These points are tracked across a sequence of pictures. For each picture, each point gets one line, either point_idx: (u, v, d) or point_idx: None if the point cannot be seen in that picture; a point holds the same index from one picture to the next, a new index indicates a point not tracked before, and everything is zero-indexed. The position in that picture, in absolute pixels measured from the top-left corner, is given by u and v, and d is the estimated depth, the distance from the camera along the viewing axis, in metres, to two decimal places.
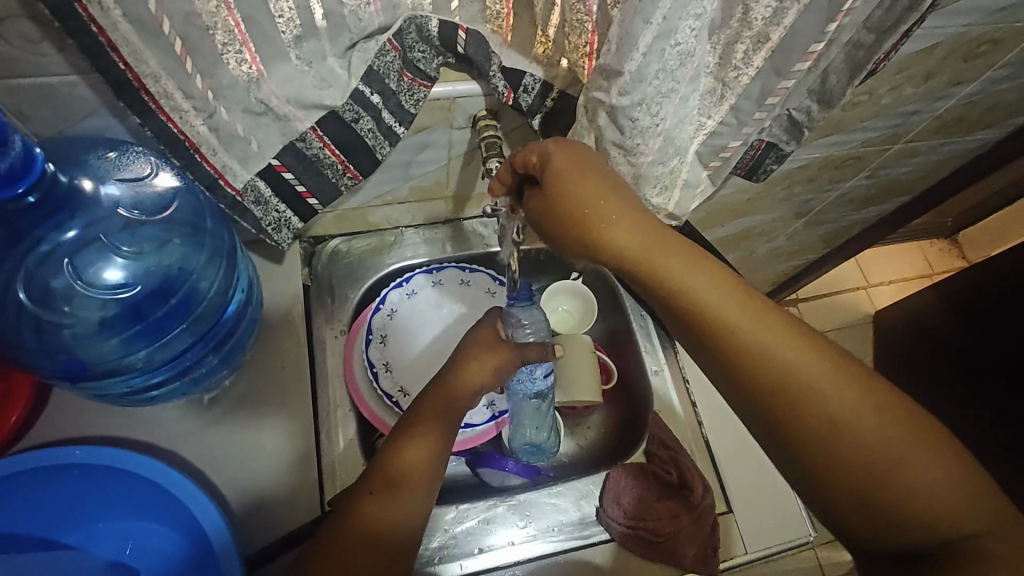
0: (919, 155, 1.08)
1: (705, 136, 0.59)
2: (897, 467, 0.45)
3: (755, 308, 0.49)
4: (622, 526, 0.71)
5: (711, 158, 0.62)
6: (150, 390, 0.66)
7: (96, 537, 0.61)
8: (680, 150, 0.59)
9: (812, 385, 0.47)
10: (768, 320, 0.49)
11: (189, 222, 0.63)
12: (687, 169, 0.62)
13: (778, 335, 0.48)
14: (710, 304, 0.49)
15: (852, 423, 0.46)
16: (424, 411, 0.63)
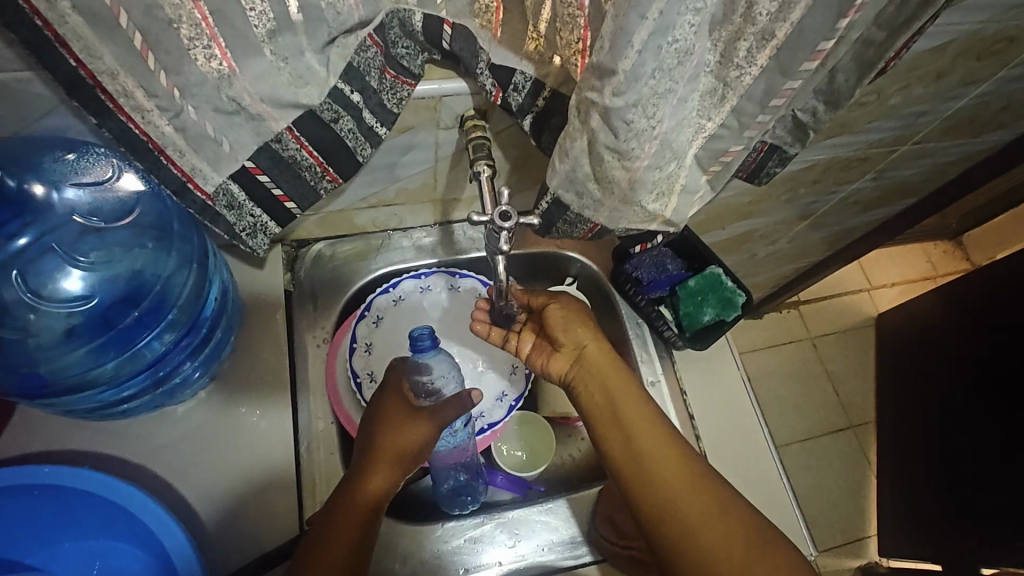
0: (927, 156, 1.05)
1: (704, 139, 0.55)
2: (721, 553, 0.53)
3: (664, 436, 0.59)
4: (616, 547, 0.68)
5: (711, 162, 0.58)
6: (121, 403, 0.62)
7: (61, 558, 0.58)
8: (679, 153, 0.55)
9: (684, 503, 0.55)
10: (673, 449, 0.58)
11: (154, 225, 0.60)
12: (686, 174, 0.58)
13: (654, 427, 0.60)
14: (623, 416, 0.61)
15: (697, 533, 0.54)
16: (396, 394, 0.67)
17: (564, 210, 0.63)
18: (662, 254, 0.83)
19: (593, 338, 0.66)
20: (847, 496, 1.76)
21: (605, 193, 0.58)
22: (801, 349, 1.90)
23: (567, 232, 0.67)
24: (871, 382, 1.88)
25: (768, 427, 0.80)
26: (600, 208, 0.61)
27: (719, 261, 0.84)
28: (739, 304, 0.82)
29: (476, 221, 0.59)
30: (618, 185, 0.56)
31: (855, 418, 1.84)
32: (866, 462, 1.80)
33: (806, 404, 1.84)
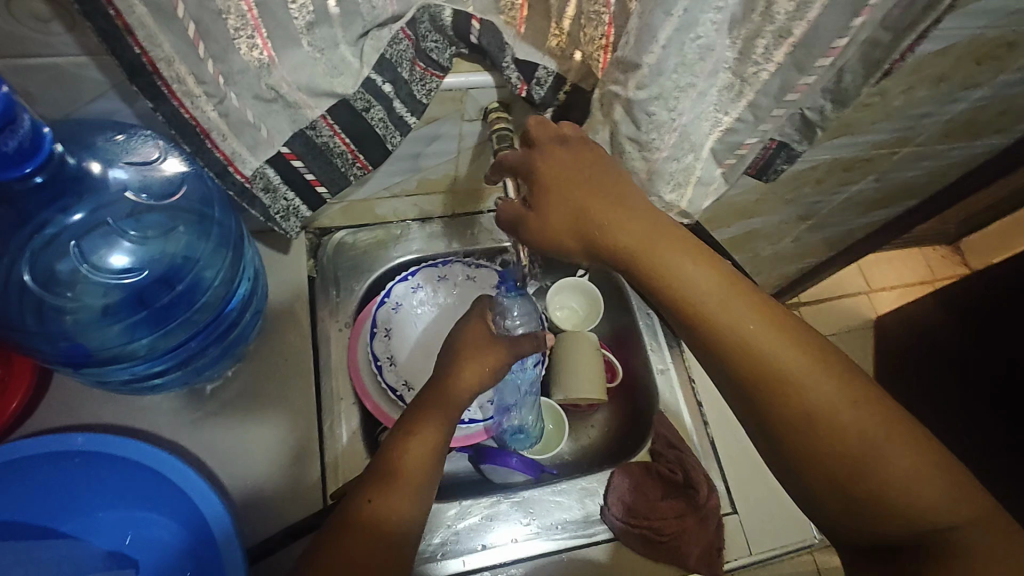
0: (928, 158, 1.08)
1: (720, 133, 0.58)
2: (856, 428, 0.48)
3: (755, 314, 0.51)
4: (626, 525, 0.70)
5: (727, 155, 0.61)
6: (152, 377, 0.65)
7: (96, 526, 0.61)
8: (696, 146, 0.58)
9: (801, 384, 0.49)
10: (767, 325, 0.51)
11: (196, 208, 0.62)
12: (702, 166, 0.61)
13: (751, 316, 0.50)
14: (709, 309, 0.50)
15: (831, 415, 0.49)
16: (427, 408, 0.61)
17: None
18: None
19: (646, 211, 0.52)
20: None
21: None
22: None
23: None
24: None
25: None
26: None
27: None
28: None
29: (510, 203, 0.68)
30: (637, 175, 0.59)
31: None
32: None
33: None
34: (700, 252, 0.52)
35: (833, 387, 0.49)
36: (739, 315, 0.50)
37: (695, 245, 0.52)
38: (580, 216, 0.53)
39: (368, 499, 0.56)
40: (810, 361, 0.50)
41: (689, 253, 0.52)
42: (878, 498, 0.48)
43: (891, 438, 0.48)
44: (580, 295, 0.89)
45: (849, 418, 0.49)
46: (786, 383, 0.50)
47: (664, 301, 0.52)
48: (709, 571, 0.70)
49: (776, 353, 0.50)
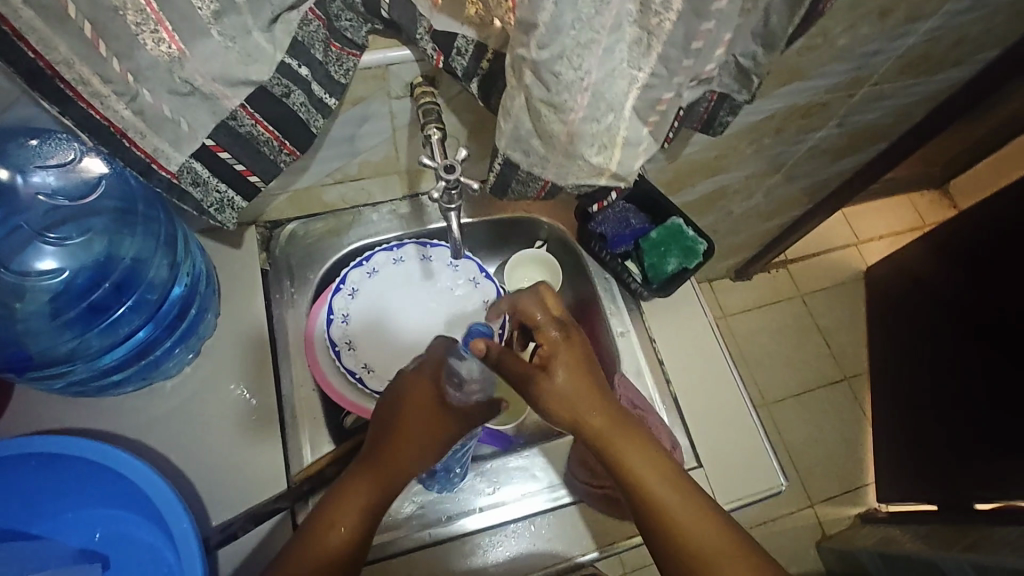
0: (889, 98, 1.06)
1: (637, 92, 0.56)
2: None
3: (672, 480, 0.59)
4: (588, 486, 0.72)
5: (649, 112, 0.58)
6: (111, 373, 0.66)
7: (65, 527, 0.62)
8: (615, 105, 0.56)
9: (697, 524, 0.58)
10: (682, 486, 0.59)
11: (118, 204, 0.64)
12: (626, 126, 0.59)
13: (667, 474, 0.60)
14: (645, 494, 0.59)
15: (718, 555, 0.57)
16: (400, 448, 0.63)
17: (515, 169, 0.64)
18: (626, 208, 0.86)
19: (581, 371, 0.61)
20: (844, 446, 1.76)
21: (549, 148, 0.59)
22: (792, 307, 1.91)
23: (522, 193, 0.68)
24: (863, 334, 1.90)
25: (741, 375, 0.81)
26: (548, 164, 0.62)
27: (680, 211, 0.84)
28: (703, 253, 0.83)
29: (423, 164, 0.58)
30: (559, 139, 0.58)
31: (849, 369, 1.85)
32: (860, 412, 1.81)
33: (799, 359, 1.85)
34: (609, 401, 0.61)
35: (723, 534, 0.58)
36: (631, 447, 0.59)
37: (639, 434, 0.60)
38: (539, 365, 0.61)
39: (332, 530, 0.57)
40: (708, 513, 0.58)
41: (636, 443, 0.60)
42: None
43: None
44: (535, 271, 0.90)
45: (709, 530, 0.58)
46: (684, 525, 0.58)
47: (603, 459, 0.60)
48: None
49: (678, 507, 0.58)
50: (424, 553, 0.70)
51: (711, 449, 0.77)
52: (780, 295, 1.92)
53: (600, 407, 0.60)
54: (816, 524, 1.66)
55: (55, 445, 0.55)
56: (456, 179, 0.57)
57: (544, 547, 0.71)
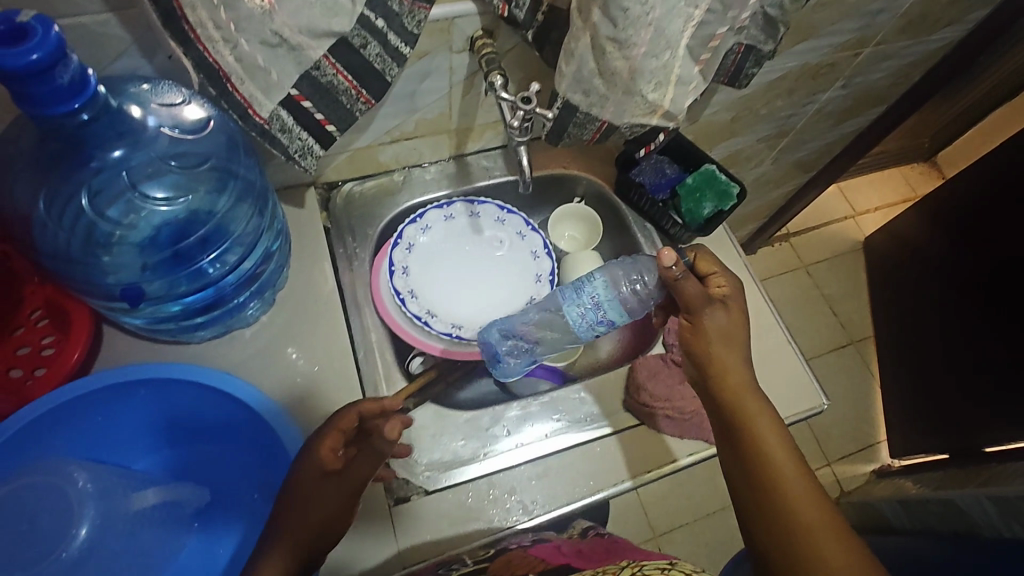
0: (890, 58, 1.13)
1: (692, 29, 0.60)
2: (802, 505, 0.59)
3: (770, 421, 0.66)
4: (650, 408, 0.77)
5: (701, 51, 0.63)
6: (197, 315, 0.70)
7: (165, 460, 0.68)
8: (673, 43, 0.60)
9: (779, 457, 0.63)
10: (776, 429, 0.65)
11: (223, 152, 0.65)
12: (681, 64, 0.63)
13: (769, 418, 0.66)
14: (743, 420, 0.66)
15: (789, 484, 0.61)
16: (293, 519, 0.57)
17: (573, 111, 0.69)
18: (660, 160, 0.91)
19: (728, 322, 0.71)
20: (855, 407, 1.82)
21: (609, 86, 0.64)
22: (797, 278, 1.98)
23: (577, 136, 0.73)
24: (866, 300, 1.97)
25: (765, 290, 0.90)
26: (607, 103, 0.66)
27: (712, 158, 0.89)
28: (735, 196, 0.87)
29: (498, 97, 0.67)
30: (620, 76, 0.62)
31: (855, 334, 1.92)
32: (869, 374, 1.87)
33: (807, 327, 1.92)
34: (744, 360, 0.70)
35: (801, 475, 0.61)
36: (759, 415, 0.66)
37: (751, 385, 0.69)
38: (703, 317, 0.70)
39: None
40: (792, 458, 0.63)
41: (748, 389, 0.68)
42: (806, 562, 0.56)
43: (830, 534, 0.58)
44: (569, 230, 0.96)
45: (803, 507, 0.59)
46: (764, 453, 0.63)
47: (713, 387, 0.69)
48: None
49: (766, 437, 0.64)
50: (497, 477, 0.74)
51: None
52: (785, 267, 1.99)
53: (731, 352, 0.70)
54: (833, 481, 1.72)
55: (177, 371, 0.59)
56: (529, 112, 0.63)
57: (609, 466, 0.76)
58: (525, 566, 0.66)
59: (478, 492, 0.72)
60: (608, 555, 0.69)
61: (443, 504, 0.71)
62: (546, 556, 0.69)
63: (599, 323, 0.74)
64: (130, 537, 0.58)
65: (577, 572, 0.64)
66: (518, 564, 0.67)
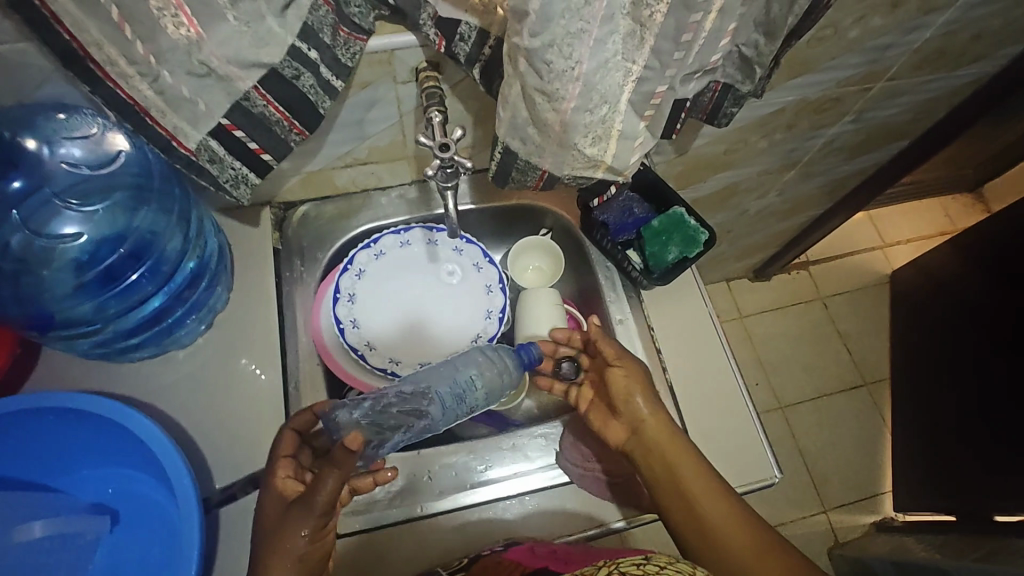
0: (907, 93, 1.04)
1: (632, 85, 0.56)
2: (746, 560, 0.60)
3: (703, 478, 0.65)
4: (581, 468, 0.75)
5: (644, 106, 0.58)
6: (130, 337, 0.70)
7: (81, 483, 0.66)
8: (609, 97, 0.55)
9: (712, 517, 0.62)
10: (710, 482, 0.64)
11: (135, 177, 0.67)
12: (621, 119, 0.58)
13: (700, 474, 0.65)
14: (676, 482, 0.65)
15: (729, 541, 0.61)
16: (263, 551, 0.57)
17: (514, 157, 0.65)
18: (628, 199, 0.86)
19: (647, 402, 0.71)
20: (861, 453, 1.72)
21: (544, 136, 0.60)
22: (812, 310, 1.88)
23: (521, 182, 0.69)
24: (885, 339, 1.85)
25: (730, 347, 0.82)
26: (544, 152, 0.62)
27: (682, 201, 0.85)
28: (704, 242, 0.83)
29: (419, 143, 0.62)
30: (553, 128, 0.58)
31: (869, 375, 1.81)
32: (880, 419, 1.76)
33: (817, 363, 1.82)
34: (673, 429, 0.69)
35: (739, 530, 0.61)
36: (681, 458, 0.66)
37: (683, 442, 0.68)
38: (622, 395, 0.71)
39: None
40: (729, 513, 0.62)
41: (680, 446, 0.67)
42: None
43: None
44: (533, 260, 0.92)
45: (742, 546, 0.60)
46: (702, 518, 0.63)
47: (645, 449, 0.69)
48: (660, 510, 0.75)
49: (699, 497, 0.64)
50: (415, 525, 0.73)
51: (705, 439, 0.77)
52: (800, 297, 1.89)
53: (655, 413, 0.70)
54: (828, 530, 1.62)
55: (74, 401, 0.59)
56: (449, 158, 0.61)
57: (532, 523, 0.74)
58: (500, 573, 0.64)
59: (396, 537, 0.73)
60: (583, 555, 0.66)
61: (358, 550, 0.72)
62: (521, 559, 0.66)
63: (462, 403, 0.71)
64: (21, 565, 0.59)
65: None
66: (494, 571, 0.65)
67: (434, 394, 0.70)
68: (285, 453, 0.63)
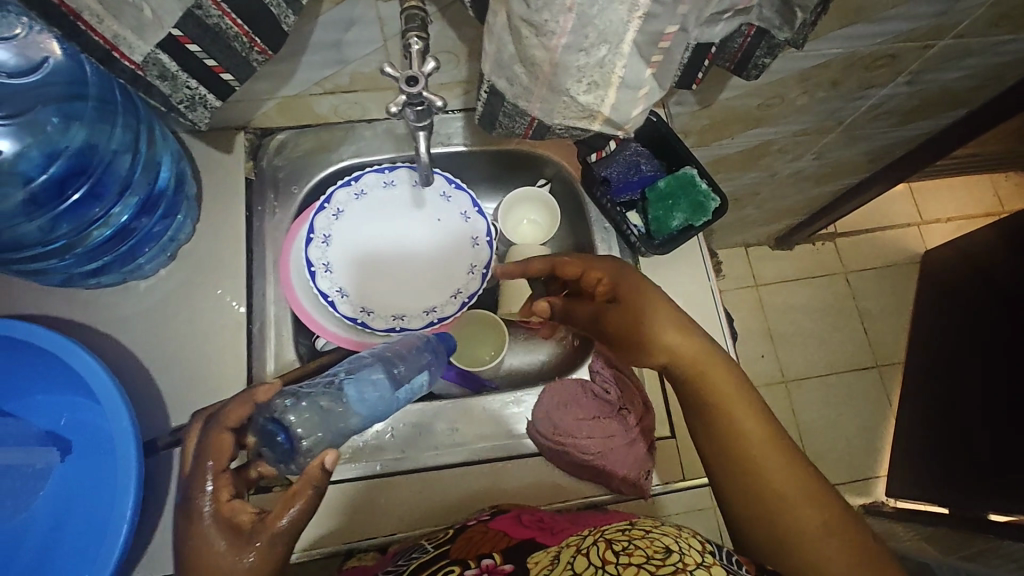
0: (977, 54, 0.90)
1: (639, 22, 0.46)
2: (778, 486, 0.58)
3: (744, 394, 0.62)
4: (551, 442, 0.70)
5: (651, 50, 0.48)
6: (86, 264, 0.67)
7: (34, 408, 0.64)
8: (609, 36, 0.46)
9: (744, 442, 0.59)
10: (748, 402, 0.62)
11: (64, 85, 0.60)
12: (624, 64, 0.49)
13: (738, 391, 0.62)
14: (717, 403, 0.61)
15: (765, 467, 0.58)
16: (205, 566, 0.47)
17: (501, 100, 0.57)
18: (636, 152, 0.77)
19: (669, 323, 0.64)
20: (859, 434, 1.67)
21: (532, 78, 0.52)
22: (833, 284, 1.78)
23: (510, 128, 0.62)
24: (907, 321, 1.76)
25: (730, 327, 0.76)
26: (532, 97, 0.54)
27: (695, 162, 0.76)
28: (712, 210, 0.74)
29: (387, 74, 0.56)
30: (542, 68, 0.50)
31: (883, 356, 1.73)
32: (886, 402, 1.70)
33: (831, 340, 1.74)
34: (702, 346, 0.63)
35: (773, 457, 0.59)
36: (717, 373, 0.62)
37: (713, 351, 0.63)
38: (641, 321, 0.64)
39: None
40: (766, 440, 0.60)
41: (721, 363, 0.63)
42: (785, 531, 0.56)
43: (807, 505, 0.57)
44: (527, 217, 0.85)
45: (771, 467, 0.58)
46: (736, 440, 0.60)
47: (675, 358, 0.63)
48: (635, 493, 0.69)
49: (741, 423, 0.60)
50: (374, 482, 0.70)
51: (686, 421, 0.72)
52: (823, 269, 1.78)
53: (688, 331, 0.64)
54: None
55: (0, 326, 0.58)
56: (418, 92, 0.55)
57: (479, 493, 0.71)
58: (488, 543, 0.61)
59: (348, 496, 0.69)
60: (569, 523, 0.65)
61: None
62: (506, 528, 0.64)
63: (402, 392, 0.66)
64: None
65: (541, 551, 0.60)
66: (477, 540, 0.62)
67: (391, 394, 0.65)
68: (222, 467, 0.50)
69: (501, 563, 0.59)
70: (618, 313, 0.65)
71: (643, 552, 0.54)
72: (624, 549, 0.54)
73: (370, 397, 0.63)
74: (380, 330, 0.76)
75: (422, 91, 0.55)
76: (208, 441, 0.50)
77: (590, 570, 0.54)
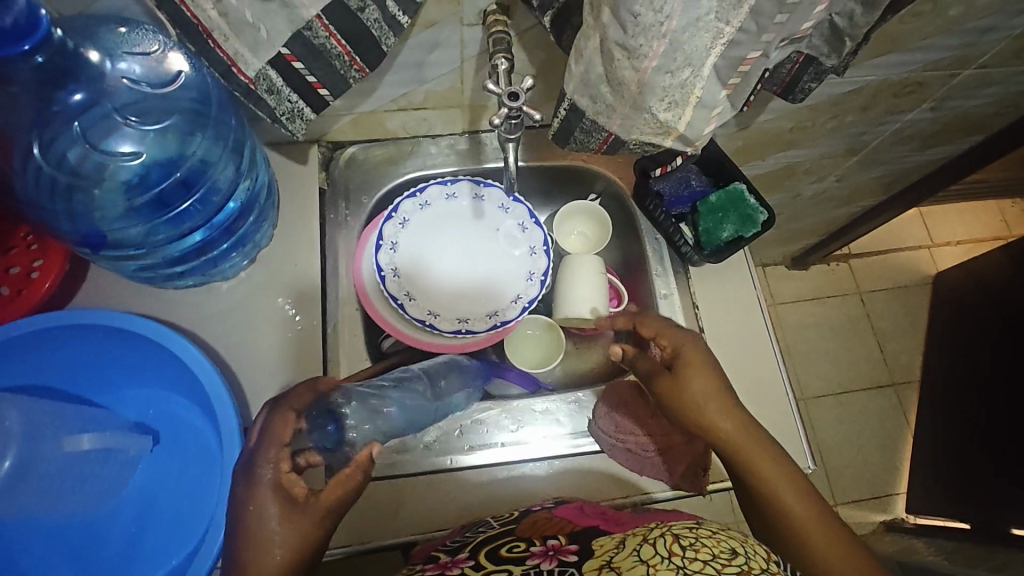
0: (997, 83, 0.97)
1: (721, 47, 0.51)
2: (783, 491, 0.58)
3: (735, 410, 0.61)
4: (612, 439, 0.74)
5: (729, 73, 0.54)
6: (175, 265, 0.71)
7: (123, 400, 0.69)
8: (694, 59, 0.51)
9: (748, 451, 0.60)
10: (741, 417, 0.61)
11: (194, 101, 0.64)
12: (703, 85, 0.54)
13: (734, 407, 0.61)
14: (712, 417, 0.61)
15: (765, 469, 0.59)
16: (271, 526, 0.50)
17: (581, 116, 0.62)
18: (688, 171, 0.84)
19: (708, 383, 0.62)
20: (878, 451, 1.70)
21: (617, 97, 0.57)
22: (848, 303, 1.82)
23: (583, 143, 0.66)
24: (921, 341, 1.80)
25: (775, 333, 0.80)
26: (613, 114, 0.59)
27: (745, 178, 0.82)
28: (762, 223, 0.79)
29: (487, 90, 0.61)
30: (628, 88, 0.55)
31: (899, 375, 1.77)
32: (903, 420, 1.73)
33: (847, 358, 1.78)
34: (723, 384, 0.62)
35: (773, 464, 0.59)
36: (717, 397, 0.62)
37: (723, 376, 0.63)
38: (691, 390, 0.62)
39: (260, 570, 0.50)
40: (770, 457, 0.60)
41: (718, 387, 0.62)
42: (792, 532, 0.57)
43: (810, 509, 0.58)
44: (578, 225, 0.89)
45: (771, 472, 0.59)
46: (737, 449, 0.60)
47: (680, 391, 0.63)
48: (692, 488, 0.73)
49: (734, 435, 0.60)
50: (441, 475, 0.74)
51: None
52: (838, 289, 1.83)
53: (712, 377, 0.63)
54: None
55: (115, 320, 0.61)
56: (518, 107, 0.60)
57: (528, 492, 0.74)
58: (552, 528, 0.64)
59: (415, 487, 0.73)
60: (633, 517, 0.66)
61: (379, 490, 0.73)
62: (570, 517, 0.66)
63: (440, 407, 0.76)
64: (64, 476, 0.60)
65: (604, 537, 0.60)
66: (542, 524, 0.65)
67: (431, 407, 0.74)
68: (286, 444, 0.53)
69: (567, 543, 0.61)
70: (670, 385, 0.63)
71: (709, 550, 0.51)
72: (691, 546, 0.52)
73: (413, 407, 0.72)
74: (447, 331, 0.81)
75: (523, 105, 0.59)
76: (274, 418, 0.53)
77: (655, 559, 0.52)
